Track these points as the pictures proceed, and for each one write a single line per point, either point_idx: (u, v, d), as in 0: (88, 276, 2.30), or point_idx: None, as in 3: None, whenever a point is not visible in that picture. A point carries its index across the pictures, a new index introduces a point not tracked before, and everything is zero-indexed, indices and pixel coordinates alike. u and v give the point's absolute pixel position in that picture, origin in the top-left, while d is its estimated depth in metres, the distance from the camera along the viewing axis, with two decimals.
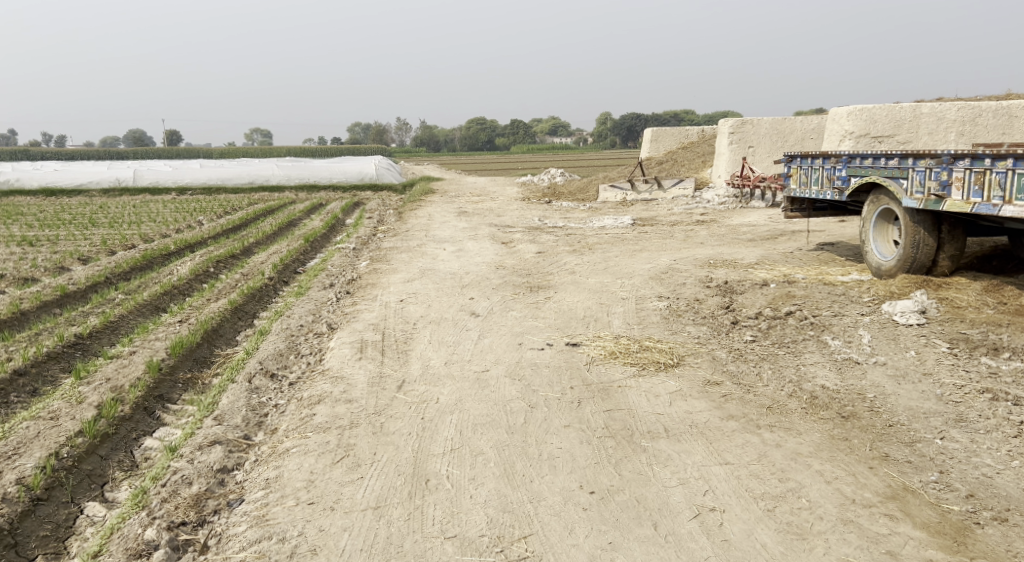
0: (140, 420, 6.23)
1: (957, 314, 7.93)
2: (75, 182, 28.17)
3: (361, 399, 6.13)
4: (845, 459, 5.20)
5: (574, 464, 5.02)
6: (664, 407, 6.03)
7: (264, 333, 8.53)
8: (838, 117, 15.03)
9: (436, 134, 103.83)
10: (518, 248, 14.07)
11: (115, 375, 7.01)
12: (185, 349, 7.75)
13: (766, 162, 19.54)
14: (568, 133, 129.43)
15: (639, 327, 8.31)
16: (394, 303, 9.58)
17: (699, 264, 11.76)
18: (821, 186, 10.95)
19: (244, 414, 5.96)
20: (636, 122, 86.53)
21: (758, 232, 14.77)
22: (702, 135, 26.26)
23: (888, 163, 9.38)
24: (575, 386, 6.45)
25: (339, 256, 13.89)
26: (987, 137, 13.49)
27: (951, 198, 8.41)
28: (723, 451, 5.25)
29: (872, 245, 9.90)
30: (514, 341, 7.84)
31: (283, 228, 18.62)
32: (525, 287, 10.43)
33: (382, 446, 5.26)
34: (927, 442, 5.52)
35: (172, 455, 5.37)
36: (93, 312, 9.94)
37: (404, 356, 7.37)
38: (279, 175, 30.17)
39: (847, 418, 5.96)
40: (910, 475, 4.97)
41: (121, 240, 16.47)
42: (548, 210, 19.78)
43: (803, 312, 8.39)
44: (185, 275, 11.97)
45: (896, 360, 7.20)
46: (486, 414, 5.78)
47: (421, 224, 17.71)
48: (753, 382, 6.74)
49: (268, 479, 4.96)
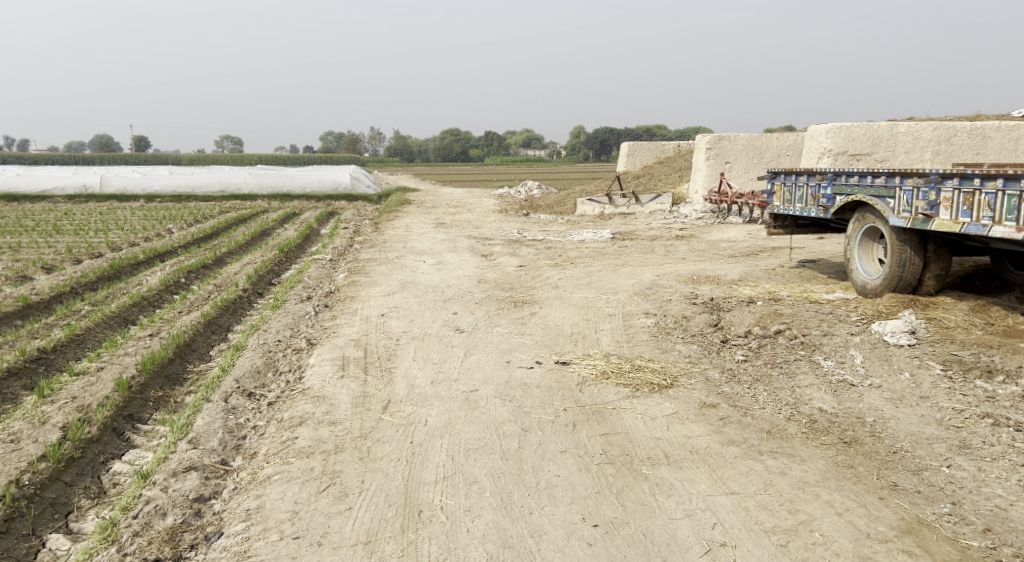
0: (108, 442, 5.88)
1: (947, 335, 7.80)
2: (39, 187, 27.42)
3: (345, 421, 5.83)
4: (853, 489, 4.99)
5: (574, 493, 4.77)
6: (662, 430, 5.80)
7: (240, 348, 8.18)
8: (817, 134, 14.98)
9: (410, 146, 103.54)
10: (499, 261, 13.83)
11: (82, 393, 6.65)
12: (156, 365, 7.41)
13: (743, 177, 19.49)
14: (541, 145, 129.72)
15: (629, 345, 8.08)
16: (375, 317, 9.28)
17: (683, 279, 11.59)
18: (805, 203, 10.83)
19: (221, 437, 5.63)
20: (609, 136, 86.91)
21: (739, 248, 14.67)
22: (678, 150, 26.25)
23: (874, 181, 9.26)
24: (568, 408, 6.20)
25: (315, 267, 13.56)
26: (963, 157, 13.50)
27: (939, 218, 8.28)
28: (729, 480, 5.02)
29: (857, 263, 9.77)
30: (501, 358, 7.58)
31: (257, 238, 18.23)
32: (508, 302, 10.18)
33: (370, 473, 4.97)
34: (934, 471, 5.34)
35: (144, 482, 5.03)
36: (58, 324, 9.53)
37: (387, 375, 7.07)
38: (251, 183, 29.61)
39: (849, 444, 5.77)
40: (923, 506, 4.79)
41: (87, 248, 15.99)
42: (526, 223, 19.55)
43: (793, 332, 8.20)
44: (155, 285, 11.56)
45: (891, 383, 7.02)
46: (478, 438, 5.51)
47: (399, 235, 17.43)
48: (749, 404, 6.52)
49: (250, 510, 4.64)
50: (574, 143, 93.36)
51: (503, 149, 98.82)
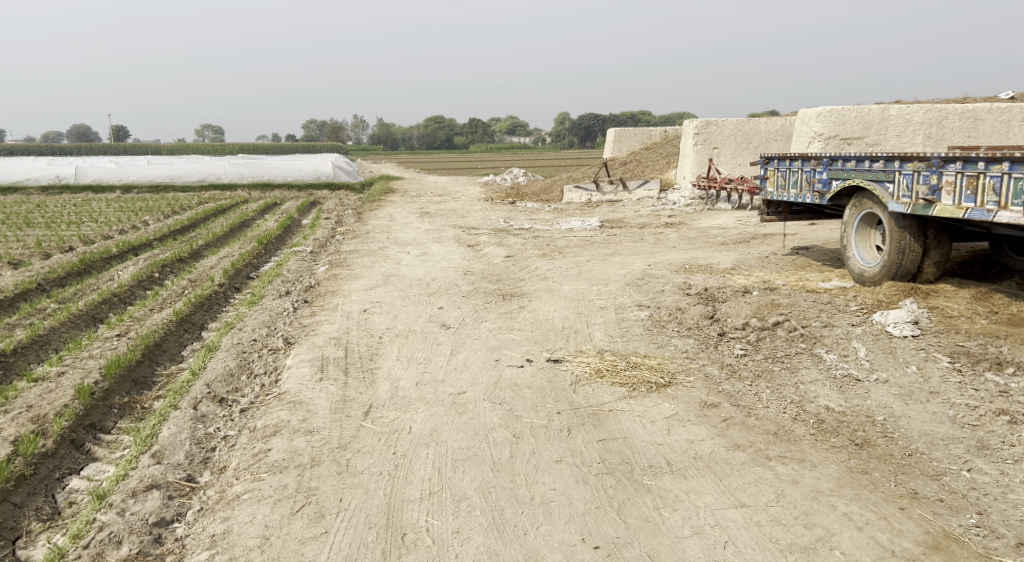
0: (64, 457, 5.53)
1: (950, 324, 7.45)
2: (11, 179, 26.76)
3: (323, 430, 5.42)
4: (871, 498, 4.67)
5: (571, 510, 4.45)
6: (663, 435, 5.41)
7: (213, 349, 7.74)
8: (807, 119, 14.60)
9: (395, 134, 102.66)
10: (486, 251, 13.40)
11: (38, 402, 6.21)
12: (122, 369, 6.95)
13: (731, 163, 19.11)
14: (526, 132, 129.25)
15: (622, 340, 7.68)
16: (357, 313, 8.85)
17: (675, 269, 11.21)
18: (800, 189, 10.42)
19: (188, 450, 5.26)
20: (594, 122, 86.41)
21: (731, 235, 14.31)
22: (665, 136, 25.83)
23: (872, 165, 8.86)
24: (562, 411, 5.80)
25: (295, 260, 13.08)
26: (953, 140, 13.08)
27: (941, 204, 7.90)
28: (737, 491, 4.68)
29: (854, 250, 9.38)
30: (489, 357, 7.16)
31: (236, 230, 17.74)
32: (496, 295, 9.76)
33: (349, 490, 4.60)
34: (953, 475, 4.97)
35: (100, 504, 4.65)
36: (21, 323, 9.05)
37: (370, 377, 6.64)
38: (231, 172, 28.92)
39: (862, 447, 5.38)
40: (947, 517, 4.49)
41: (58, 242, 15.45)
42: (512, 211, 19.13)
43: (792, 323, 7.82)
44: (127, 281, 11.07)
45: (898, 377, 6.65)
46: (467, 447, 5.11)
47: (382, 226, 16.94)
48: (752, 403, 6.14)
49: (215, 536, 4.29)
50: (559, 130, 92.80)
51: (487, 135, 98.62)
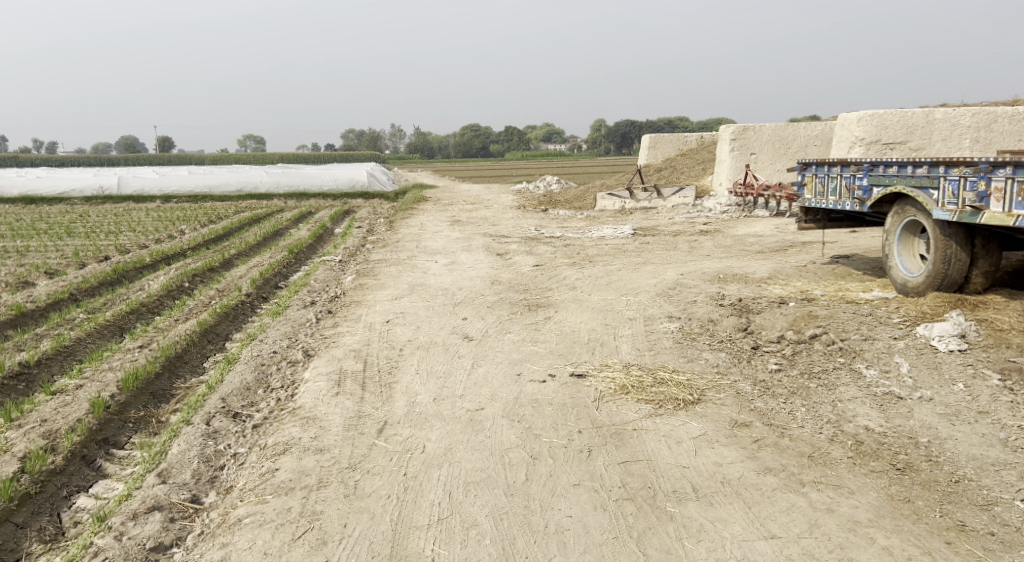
0: (74, 473, 5.42)
1: (1001, 338, 7.02)
2: (57, 190, 27.18)
3: (333, 449, 5.22)
4: (914, 530, 4.39)
5: (587, 540, 4.24)
6: (690, 457, 5.12)
7: (232, 361, 7.60)
8: (847, 123, 13.84)
9: (432, 143, 103.06)
10: (515, 260, 13.16)
11: (52, 416, 6.11)
12: (139, 381, 6.84)
13: (768, 169, 18.66)
14: (562, 140, 128.81)
15: (650, 353, 7.38)
16: (380, 324, 8.66)
17: (709, 279, 10.86)
18: (839, 196, 10.02)
19: (195, 468, 5.10)
20: (631, 129, 85.75)
21: (767, 243, 13.89)
22: (702, 143, 25.34)
23: (915, 171, 8.45)
24: (583, 430, 5.53)
25: (323, 270, 12.96)
26: (1002, 144, 12.55)
27: (989, 211, 7.50)
28: (767, 520, 4.43)
29: (896, 259, 8.97)
30: (511, 371, 6.91)
31: (269, 239, 17.71)
32: (522, 305, 9.52)
33: (355, 515, 4.42)
34: (1005, 505, 4.63)
35: (99, 526, 4.52)
36: (48, 334, 9.02)
37: (387, 391, 6.45)
38: (268, 181, 29.17)
39: (903, 471, 5.04)
40: (999, 553, 4.23)
41: (94, 252, 15.54)
42: (545, 219, 18.86)
43: (830, 336, 7.47)
44: (156, 291, 11.03)
45: (944, 395, 6.26)
46: (481, 469, 4.88)
47: (413, 234, 16.81)
48: (786, 422, 5.81)
49: None
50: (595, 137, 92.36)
51: (523, 143, 98.59)
